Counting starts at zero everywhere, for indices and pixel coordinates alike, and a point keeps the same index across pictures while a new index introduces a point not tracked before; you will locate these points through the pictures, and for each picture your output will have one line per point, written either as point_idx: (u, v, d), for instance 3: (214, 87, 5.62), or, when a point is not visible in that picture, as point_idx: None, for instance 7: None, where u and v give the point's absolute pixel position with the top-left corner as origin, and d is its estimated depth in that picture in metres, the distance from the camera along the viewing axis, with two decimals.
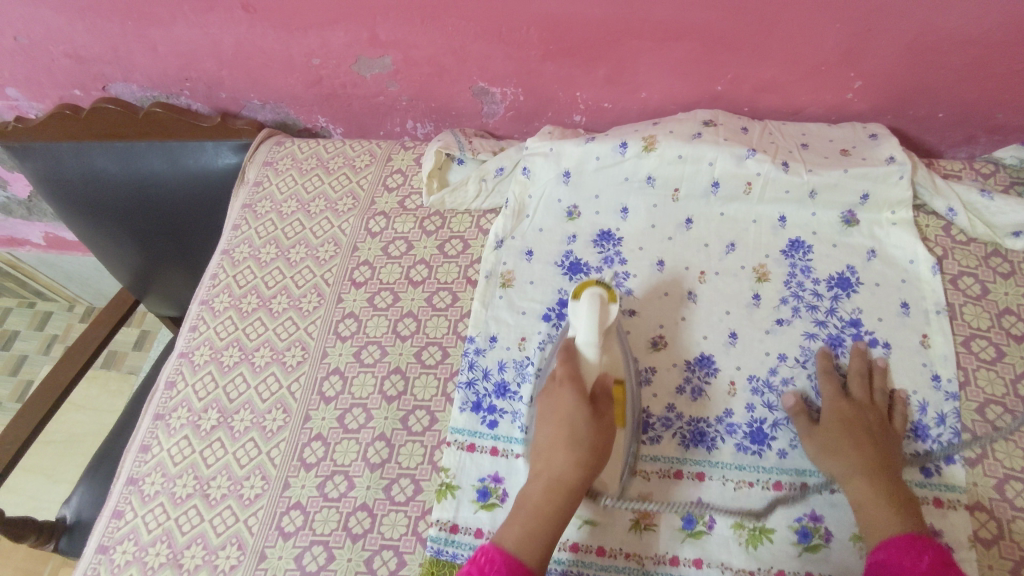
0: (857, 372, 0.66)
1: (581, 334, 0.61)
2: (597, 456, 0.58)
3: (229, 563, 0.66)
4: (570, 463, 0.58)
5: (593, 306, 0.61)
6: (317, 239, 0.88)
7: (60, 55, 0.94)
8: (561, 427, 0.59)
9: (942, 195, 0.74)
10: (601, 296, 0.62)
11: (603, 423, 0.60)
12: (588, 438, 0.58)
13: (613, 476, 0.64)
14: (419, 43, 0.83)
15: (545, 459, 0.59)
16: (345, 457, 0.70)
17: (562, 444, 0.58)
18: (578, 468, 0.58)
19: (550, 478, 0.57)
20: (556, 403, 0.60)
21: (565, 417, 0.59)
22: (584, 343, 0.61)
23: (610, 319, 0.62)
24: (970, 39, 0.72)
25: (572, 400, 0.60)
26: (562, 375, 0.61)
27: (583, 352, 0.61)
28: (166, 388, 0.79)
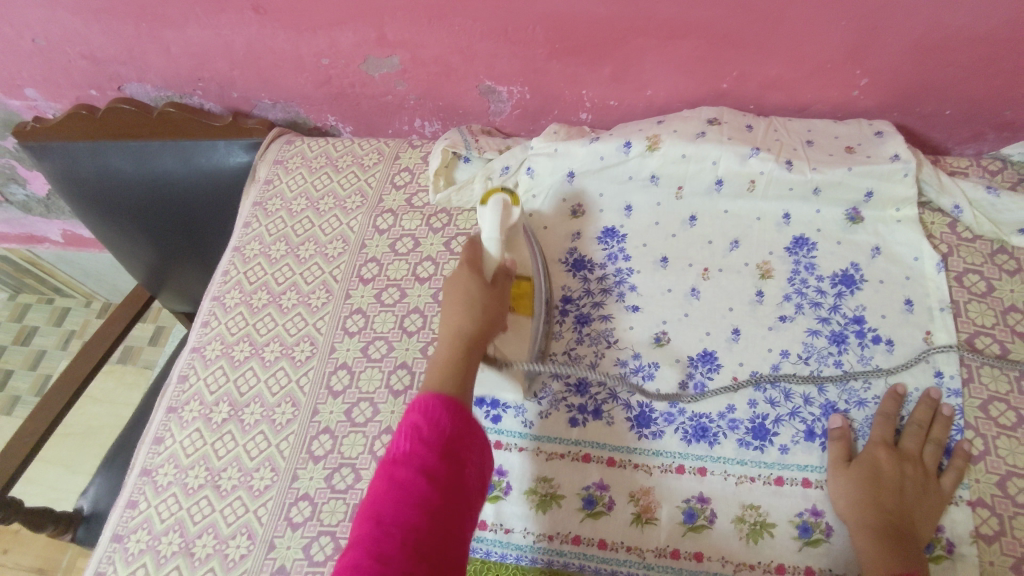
0: (916, 424, 0.64)
1: (486, 231, 0.69)
2: (494, 317, 0.64)
3: (239, 552, 0.67)
4: (467, 313, 0.63)
5: (496, 210, 0.69)
6: (326, 237, 0.89)
7: (77, 57, 0.96)
8: (458, 294, 0.65)
9: (947, 193, 0.74)
10: (505, 202, 0.70)
11: (497, 291, 0.66)
12: (481, 298, 0.64)
13: (514, 348, 0.70)
14: (426, 43, 0.84)
15: (448, 317, 0.63)
16: (352, 450, 0.72)
17: (459, 304, 0.64)
18: (475, 317, 0.63)
19: (452, 330, 0.62)
20: (454, 284, 0.66)
21: (463, 290, 0.65)
22: (489, 238, 0.69)
23: (513, 221, 0.71)
24: (977, 36, 0.72)
25: (469, 274, 0.66)
26: (464, 259, 0.68)
27: (487, 247, 0.69)
28: (179, 381, 0.81)
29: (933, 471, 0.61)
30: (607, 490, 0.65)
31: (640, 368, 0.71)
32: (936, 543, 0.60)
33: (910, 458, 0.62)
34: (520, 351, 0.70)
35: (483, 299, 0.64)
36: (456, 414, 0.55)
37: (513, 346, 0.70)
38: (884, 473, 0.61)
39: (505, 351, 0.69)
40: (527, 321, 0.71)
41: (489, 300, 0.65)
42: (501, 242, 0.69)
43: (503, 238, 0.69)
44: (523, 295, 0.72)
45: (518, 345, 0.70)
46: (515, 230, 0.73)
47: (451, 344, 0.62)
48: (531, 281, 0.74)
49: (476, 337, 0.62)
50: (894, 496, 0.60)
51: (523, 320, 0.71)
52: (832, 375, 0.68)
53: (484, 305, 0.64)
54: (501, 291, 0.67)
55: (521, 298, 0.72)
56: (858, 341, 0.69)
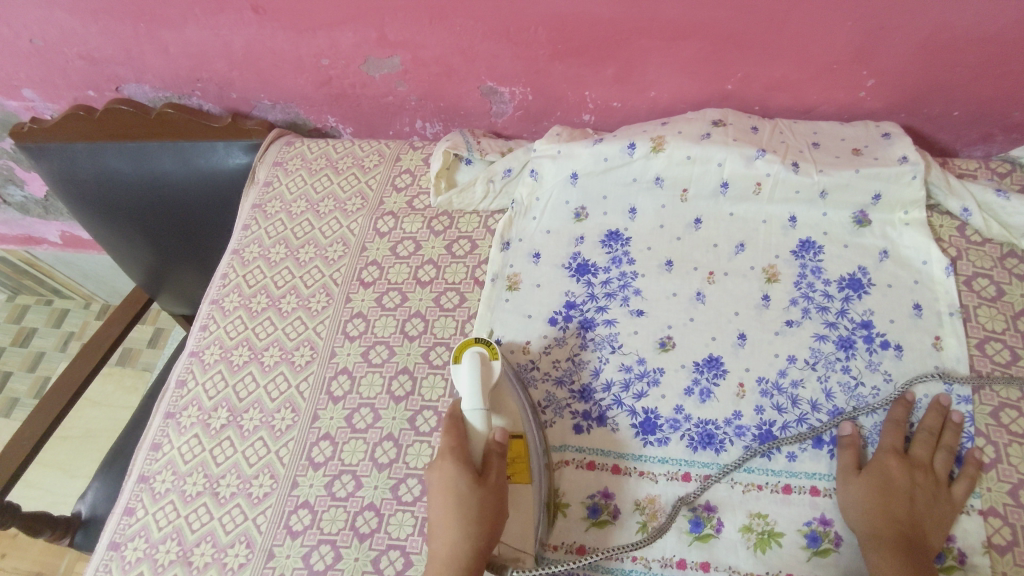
0: (925, 430, 0.63)
1: (468, 400, 0.64)
2: (489, 516, 0.59)
3: (238, 561, 0.66)
4: (458, 536, 0.58)
5: (474, 367, 0.65)
6: (326, 239, 0.88)
7: (74, 57, 0.95)
8: (446, 494, 0.59)
9: (955, 195, 0.73)
10: (481, 354, 0.67)
11: (490, 485, 0.60)
12: (473, 501, 0.59)
13: (518, 534, 0.63)
14: (427, 43, 0.83)
15: (439, 538, 0.58)
16: (352, 457, 0.71)
17: (453, 514, 0.58)
18: (469, 544, 0.57)
19: (445, 554, 0.57)
20: (440, 479, 0.61)
21: (450, 488, 0.60)
22: (472, 408, 0.64)
23: (494, 377, 0.67)
24: (986, 36, 0.71)
25: (454, 470, 0.60)
26: (446, 446, 0.62)
27: (469, 419, 0.64)
28: (177, 387, 0.80)
29: (942, 480, 0.60)
30: (612, 498, 0.65)
31: (645, 373, 0.70)
32: (947, 553, 0.59)
33: (920, 466, 0.61)
34: (523, 536, 0.62)
35: (478, 502, 0.59)
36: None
37: (517, 531, 0.63)
38: (893, 481, 0.60)
39: (507, 543, 0.62)
40: (525, 492, 0.64)
41: (479, 498, 0.59)
42: (484, 411, 0.64)
43: (486, 403, 0.64)
44: (519, 457, 0.65)
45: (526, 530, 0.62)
46: (494, 385, 0.67)
47: (445, 497, 0.60)
48: (525, 438, 0.66)
49: (474, 562, 0.57)
50: (902, 506, 0.59)
51: (523, 491, 0.64)
52: (839, 381, 0.67)
53: (476, 502, 0.59)
54: (497, 487, 0.60)
55: (517, 461, 0.65)
56: (866, 346, 0.68)
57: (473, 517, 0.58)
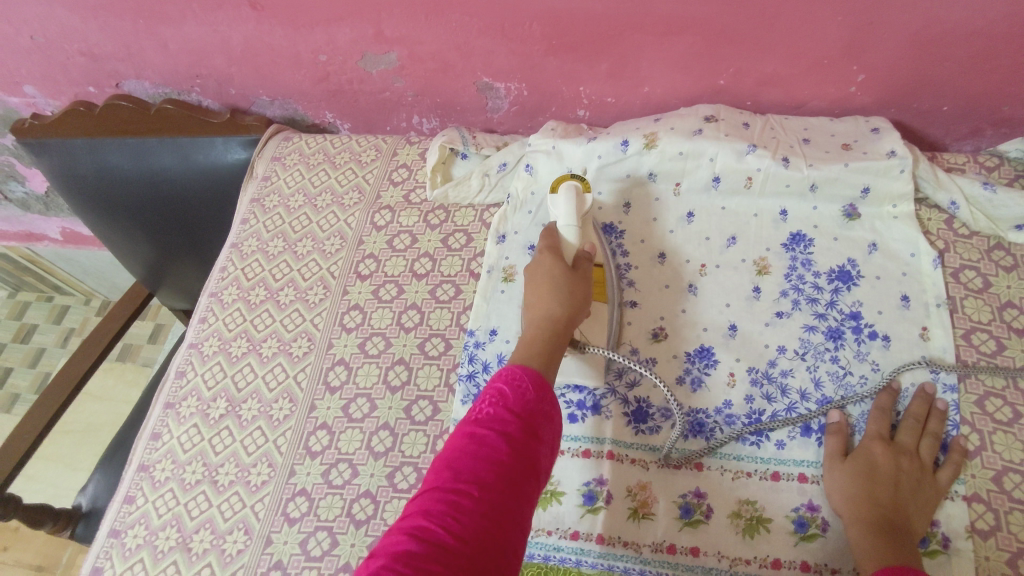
0: (912, 417, 0.64)
1: (561, 219, 0.70)
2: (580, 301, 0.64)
3: (237, 547, 0.67)
4: (552, 301, 0.62)
5: (570, 195, 0.71)
6: (324, 233, 0.89)
7: (75, 53, 0.96)
8: (540, 281, 0.64)
9: (943, 189, 0.74)
10: (577, 188, 0.72)
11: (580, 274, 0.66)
12: (564, 279, 0.64)
13: (595, 334, 0.70)
14: (424, 39, 0.84)
15: (531, 312, 0.62)
16: (349, 445, 0.72)
17: (547, 289, 0.63)
18: (561, 301, 0.62)
19: (539, 316, 0.61)
20: (538, 267, 0.66)
21: (547, 277, 0.64)
22: (567, 225, 0.70)
23: (587, 207, 0.72)
24: (973, 32, 0.72)
25: (552, 261, 0.66)
26: (543, 247, 0.68)
27: (564, 234, 0.69)
28: (176, 377, 0.81)
29: (928, 466, 0.61)
30: (605, 484, 0.65)
31: (637, 364, 0.71)
32: (931, 538, 0.60)
33: (906, 451, 0.62)
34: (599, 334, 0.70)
35: (568, 286, 0.64)
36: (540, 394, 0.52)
37: (596, 331, 0.70)
38: (879, 466, 0.61)
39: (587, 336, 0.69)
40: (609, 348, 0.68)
41: (573, 283, 0.64)
42: (576, 229, 0.69)
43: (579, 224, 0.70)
44: (598, 281, 0.72)
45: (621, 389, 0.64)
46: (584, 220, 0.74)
47: (540, 280, 0.65)
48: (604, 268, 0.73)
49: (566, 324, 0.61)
50: (887, 489, 0.59)
51: (602, 307, 0.71)
52: (829, 371, 0.68)
53: (567, 285, 0.64)
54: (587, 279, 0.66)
55: (598, 283, 0.72)
56: (854, 337, 0.69)
57: (568, 294, 0.63)
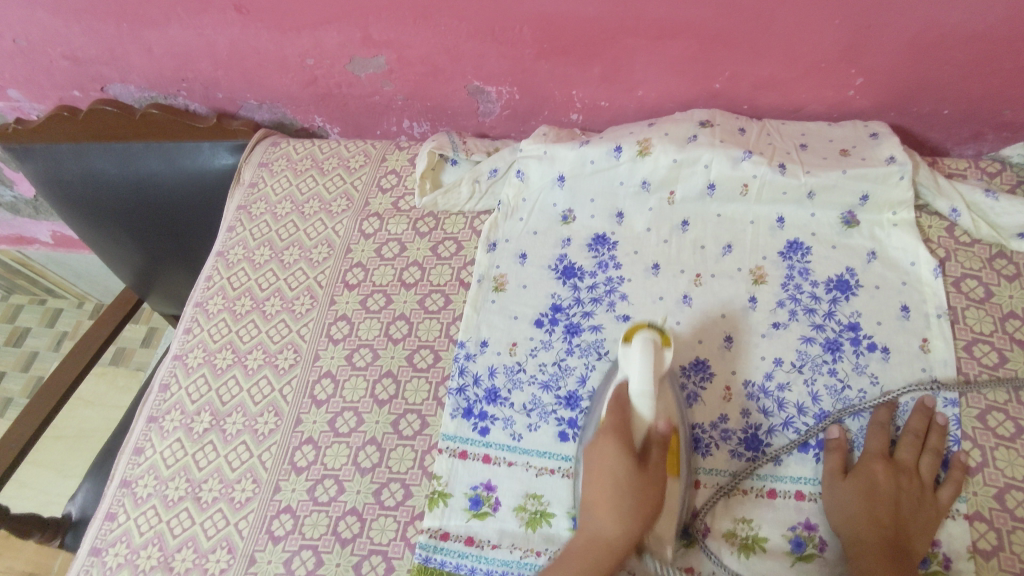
0: (912, 433, 0.62)
1: (633, 382, 0.59)
2: (647, 515, 0.56)
3: (219, 566, 0.66)
4: (612, 520, 0.56)
5: (646, 353, 0.59)
6: (311, 242, 0.87)
7: (58, 57, 0.94)
8: (602, 476, 0.58)
9: (944, 196, 0.72)
10: (654, 342, 0.61)
11: (649, 477, 0.57)
12: (632, 485, 0.57)
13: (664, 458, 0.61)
14: (412, 43, 0.82)
15: (590, 516, 0.58)
16: (335, 461, 0.70)
17: (608, 505, 0.57)
18: (620, 534, 0.56)
19: (587, 534, 0.57)
20: (599, 457, 0.59)
21: (609, 473, 0.58)
22: (637, 394, 0.59)
23: (666, 365, 0.61)
24: (975, 34, 0.70)
25: (616, 454, 0.58)
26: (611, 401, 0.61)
27: (637, 401, 0.59)
28: (160, 390, 0.80)
29: (928, 484, 0.60)
30: None
31: None
32: (931, 558, 0.58)
33: (906, 469, 0.60)
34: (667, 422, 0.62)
35: (633, 503, 0.56)
36: None
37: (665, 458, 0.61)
38: (879, 484, 0.59)
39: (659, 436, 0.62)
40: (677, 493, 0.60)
41: (636, 494, 0.57)
42: (650, 395, 0.59)
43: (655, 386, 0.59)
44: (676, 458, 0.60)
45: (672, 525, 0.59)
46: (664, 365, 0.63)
47: (600, 480, 0.58)
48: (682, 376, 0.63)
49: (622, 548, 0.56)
50: (887, 509, 0.58)
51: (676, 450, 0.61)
52: (826, 384, 0.66)
53: (633, 497, 0.56)
54: (657, 475, 0.58)
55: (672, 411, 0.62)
56: (853, 349, 0.67)
57: (632, 507, 0.56)
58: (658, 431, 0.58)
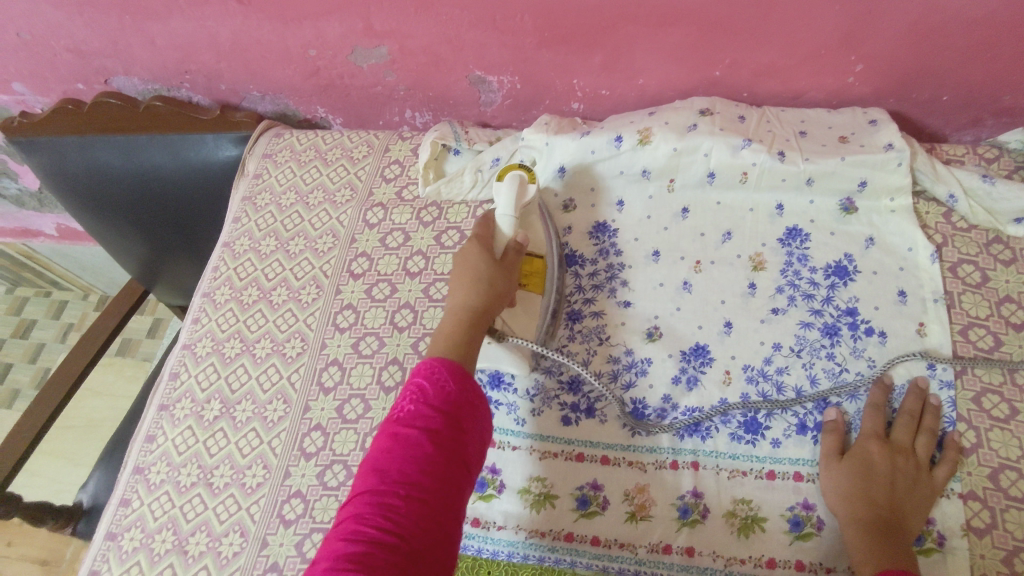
0: (907, 415, 0.63)
1: (500, 207, 0.71)
2: (500, 290, 0.65)
3: (232, 549, 0.67)
4: (472, 289, 0.64)
5: (512, 186, 0.72)
6: (316, 232, 0.88)
7: (62, 50, 0.95)
8: (466, 270, 0.66)
9: (943, 181, 0.73)
10: (521, 178, 0.73)
11: (507, 263, 0.67)
12: (486, 271, 0.65)
13: (521, 325, 0.71)
14: (414, 33, 0.83)
15: (456, 291, 0.64)
16: (343, 447, 0.71)
17: (466, 284, 0.64)
18: (481, 293, 0.63)
19: (458, 307, 0.63)
20: (464, 257, 0.67)
21: (471, 269, 0.65)
22: (504, 215, 0.70)
23: (529, 197, 0.74)
24: (973, 20, 0.70)
25: (477, 251, 0.67)
26: (474, 235, 0.69)
27: (499, 223, 0.70)
28: (171, 378, 0.81)
29: (922, 464, 0.61)
30: (601, 489, 0.65)
31: (632, 364, 0.70)
32: (926, 536, 0.60)
33: (902, 450, 0.61)
34: (527, 330, 0.71)
35: (490, 272, 0.65)
36: (461, 377, 0.55)
37: (520, 322, 0.71)
38: (876, 466, 0.60)
39: (513, 326, 0.70)
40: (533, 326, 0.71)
41: (493, 274, 0.65)
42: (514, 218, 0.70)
43: (517, 215, 0.71)
44: (531, 271, 0.74)
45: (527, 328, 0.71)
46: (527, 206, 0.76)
47: (463, 275, 0.66)
48: (543, 259, 0.75)
49: (485, 313, 0.63)
50: (883, 490, 0.59)
51: (534, 299, 0.73)
52: (824, 368, 0.67)
53: (489, 276, 0.65)
54: (512, 267, 0.67)
55: (532, 275, 0.73)
56: (851, 334, 0.68)
57: (490, 290, 0.64)
58: (514, 242, 0.68)
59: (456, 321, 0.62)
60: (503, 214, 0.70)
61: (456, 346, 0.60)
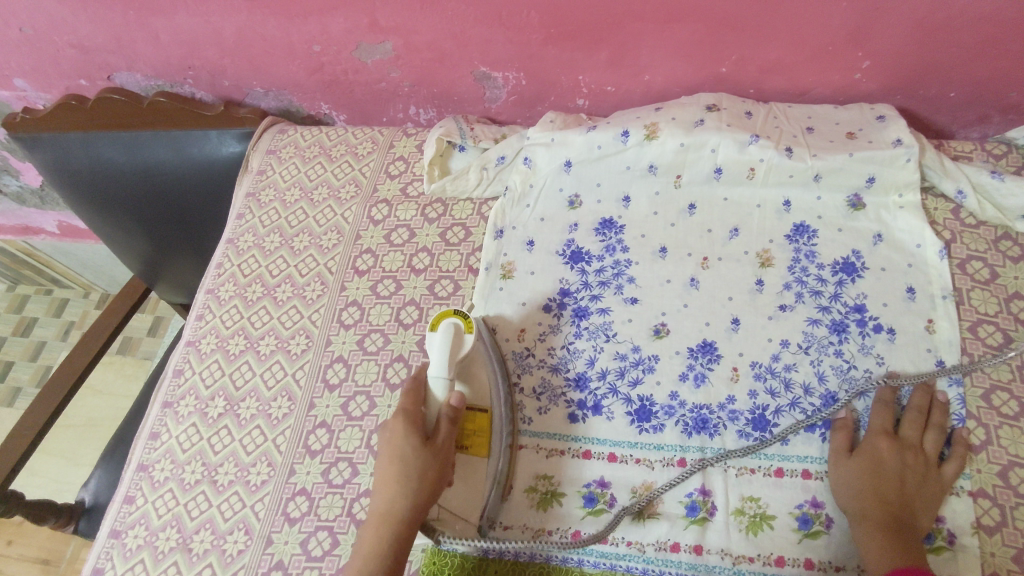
0: (915, 411, 0.63)
1: (434, 366, 0.64)
2: (428, 488, 0.59)
3: (237, 547, 0.67)
4: (396, 491, 0.58)
5: (445, 337, 0.64)
6: (320, 228, 0.88)
7: (65, 46, 0.95)
8: (391, 455, 0.60)
9: (950, 177, 0.73)
10: (457, 328, 0.65)
11: (436, 448, 0.60)
12: (416, 460, 0.59)
13: (461, 506, 0.63)
14: (419, 28, 0.83)
15: (378, 494, 0.59)
16: (349, 444, 0.71)
17: (392, 472, 0.59)
18: (410, 487, 0.58)
19: (383, 511, 0.58)
20: (388, 440, 0.61)
21: (395, 450, 0.60)
22: (436, 375, 0.63)
23: (463, 352, 0.65)
24: (982, 16, 0.70)
25: (403, 433, 0.60)
26: (401, 406, 0.63)
27: (432, 387, 0.64)
28: (174, 375, 0.81)
29: (929, 460, 0.61)
30: (608, 487, 0.65)
31: (640, 361, 0.70)
32: (936, 534, 0.59)
33: (910, 447, 0.61)
34: (470, 508, 0.63)
35: (421, 463, 0.59)
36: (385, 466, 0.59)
37: (464, 501, 0.63)
38: (884, 462, 0.60)
39: (451, 510, 0.63)
40: (481, 463, 0.64)
41: (421, 463, 0.59)
42: (446, 381, 0.63)
43: (452, 374, 0.64)
44: (480, 432, 0.65)
45: (467, 499, 0.63)
46: (470, 357, 0.67)
47: (389, 461, 0.60)
48: (489, 414, 0.67)
49: (411, 519, 0.58)
50: (893, 486, 0.59)
51: (478, 462, 0.64)
52: (832, 364, 0.67)
53: (417, 469, 0.59)
54: (444, 451, 0.61)
55: (476, 435, 0.65)
56: (859, 330, 0.68)
57: (418, 479, 0.59)
58: (449, 408, 0.62)
59: (376, 526, 0.57)
60: (437, 377, 0.63)
61: (381, 563, 0.56)
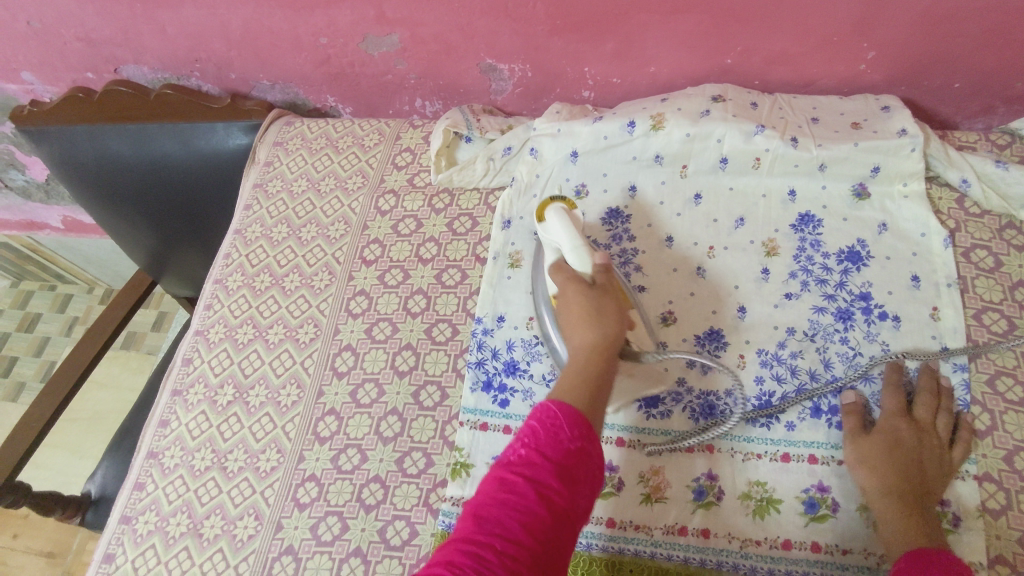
0: (924, 394, 0.63)
1: (565, 241, 0.63)
2: (612, 312, 0.57)
3: (247, 532, 0.68)
4: (589, 327, 0.56)
5: (561, 217, 0.65)
6: (328, 218, 0.89)
7: (72, 38, 0.95)
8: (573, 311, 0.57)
9: (955, 167, 0.73)
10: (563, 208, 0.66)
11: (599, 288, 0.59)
12: (590, 300, 0.57)
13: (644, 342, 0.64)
14: (426, 20, 0.83)
15: (574, 337, 0.56)
16: (357, 431, 0.72)
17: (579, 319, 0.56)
18: (604, 330, 0.55)
19: (578, 353, 0.55)
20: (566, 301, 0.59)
21: (579, 305, 0.58)
22: (571, 246, 0.63)
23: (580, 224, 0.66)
24: (986, 6, 0.70)
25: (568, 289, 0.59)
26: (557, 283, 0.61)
27: (571, 256, 0.62)
28: (183, 364, 0.81)
29: (941, 442, 0.61)
30: (616, 472, 0.66)
31: None
32: (942, 516, 0.59)
33: (925, 428, 0.61)
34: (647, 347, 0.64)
35: (598, 303, 0.57)
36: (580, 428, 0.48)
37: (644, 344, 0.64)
38: (903, 441, 0.60)
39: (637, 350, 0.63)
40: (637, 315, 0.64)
41: (598, 301, 0.58)
42: (585, 246, 0.63)
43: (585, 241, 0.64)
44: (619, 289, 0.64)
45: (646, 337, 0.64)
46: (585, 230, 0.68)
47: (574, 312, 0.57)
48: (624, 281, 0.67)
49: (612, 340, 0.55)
50: (913, 465, 0.59)
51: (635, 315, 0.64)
52: (838, 351, 0.67)
53: (595, 305, 0.57)
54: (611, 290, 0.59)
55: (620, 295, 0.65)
56: (864, 318, 0.68)
57: (599, 312, 0.57)
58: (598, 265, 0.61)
59: (571, 377, 0.52)
60: (568, 246, 0.63)
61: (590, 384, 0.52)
